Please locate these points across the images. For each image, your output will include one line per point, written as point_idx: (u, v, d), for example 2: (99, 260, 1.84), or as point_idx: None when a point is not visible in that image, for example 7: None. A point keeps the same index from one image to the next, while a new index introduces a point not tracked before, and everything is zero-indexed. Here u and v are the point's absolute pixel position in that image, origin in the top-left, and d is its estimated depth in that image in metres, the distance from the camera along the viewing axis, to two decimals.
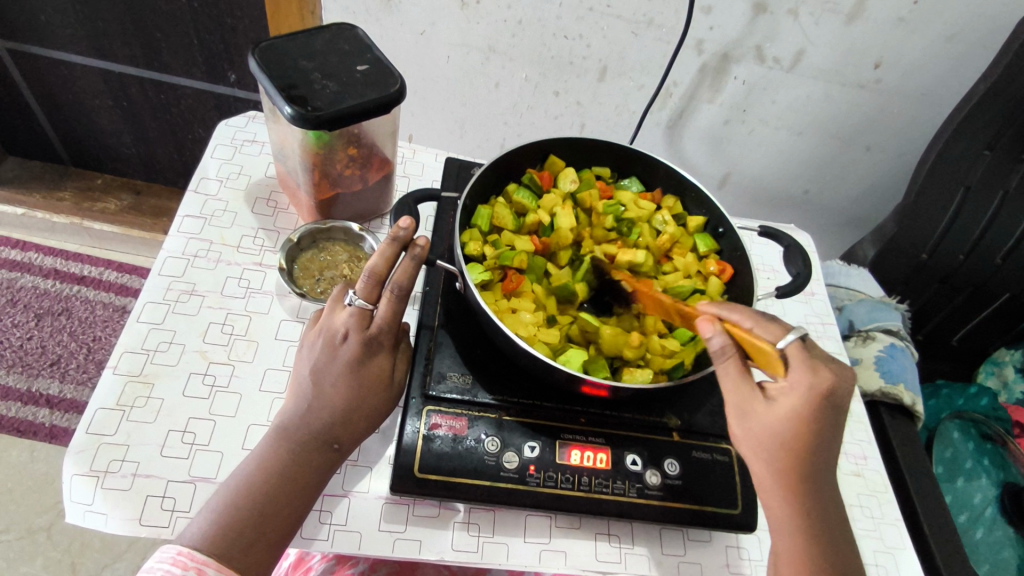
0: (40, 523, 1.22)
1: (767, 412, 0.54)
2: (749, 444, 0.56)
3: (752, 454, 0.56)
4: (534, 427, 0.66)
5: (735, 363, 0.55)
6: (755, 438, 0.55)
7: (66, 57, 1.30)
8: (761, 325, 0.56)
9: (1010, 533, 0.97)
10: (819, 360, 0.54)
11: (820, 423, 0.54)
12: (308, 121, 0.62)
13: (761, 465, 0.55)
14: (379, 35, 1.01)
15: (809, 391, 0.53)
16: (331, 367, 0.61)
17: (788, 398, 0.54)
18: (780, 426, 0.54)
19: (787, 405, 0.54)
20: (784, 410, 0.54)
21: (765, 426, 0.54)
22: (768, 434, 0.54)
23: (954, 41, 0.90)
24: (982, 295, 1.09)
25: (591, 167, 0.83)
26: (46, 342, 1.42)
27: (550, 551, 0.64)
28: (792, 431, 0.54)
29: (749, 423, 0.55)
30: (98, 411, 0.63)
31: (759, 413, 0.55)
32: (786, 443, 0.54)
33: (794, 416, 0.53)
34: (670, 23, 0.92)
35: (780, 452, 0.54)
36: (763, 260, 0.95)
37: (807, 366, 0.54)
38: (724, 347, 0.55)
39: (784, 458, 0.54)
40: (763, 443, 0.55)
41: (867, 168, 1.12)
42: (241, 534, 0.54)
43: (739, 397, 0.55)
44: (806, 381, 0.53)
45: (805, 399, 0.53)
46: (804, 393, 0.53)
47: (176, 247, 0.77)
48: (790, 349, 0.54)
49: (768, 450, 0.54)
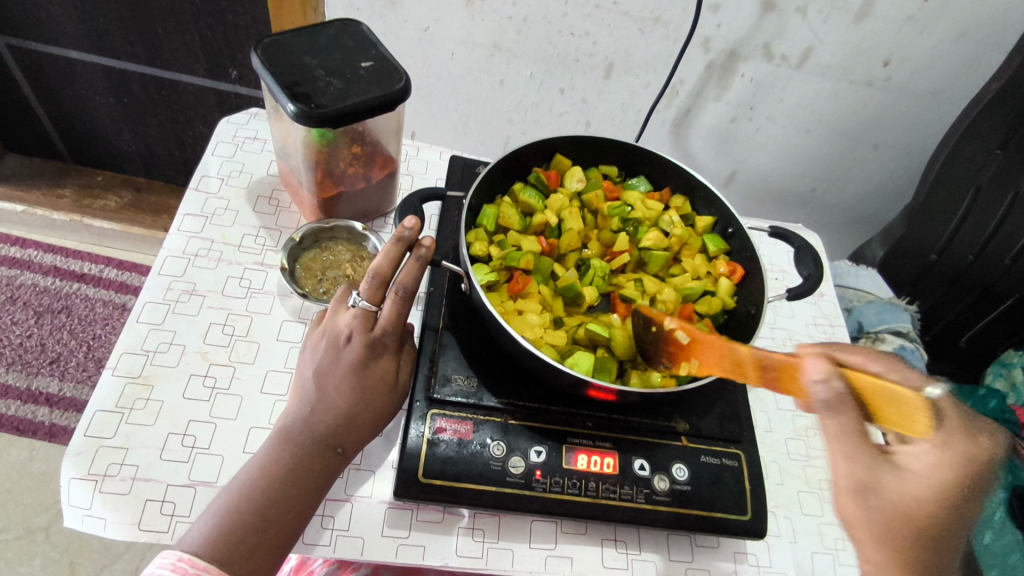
0: (39, 523, 1.21)
1: (900, 483, 0.49)
2: (870, 521, 0.50)
3: (871, 531, 0.50)
4: (540, 431, 0.65)
5: (855, 416, 0.49)
6: (880, 517, 0.49)
7: (65, 53, 1.29)
8: (897, 373, 0.52)
9: (1019, 538, 0.95)
10: (969, 426, 0.50)
11: (964, 499, 0.48)
12: (311, 118, 0.61)
13: (883, 548, 0.50)
14: (382, 31, 1.00)
15: (965, 458, 0.48)
16: (334, 370, 0.60)
17: (926, 469, 0.49)
18: (914, 501, 0.48)
19: (928, 476, 0.48)
20: (924, 483, 0.48)
21: (897, 501, 0.49)
22: (897, 511, 0.48)
23: (966, 39, 0.88)
24: (992, 297, 1.08)
25: (599, 166, 0.82)
26: (45, 340, 1.41)
27: (556, 557, 0.63)
28: (932, 511, 0.48)
29: (874, 497, 0.50)
30: (97, 413, 0.62)
31: (891, 486, 0.49)
32: (913, 525, 0.48)
33: (937, 490, 0.48)
34: (678, 20, 0.91)
35: (902, 531, 0.49)
36: (771, 261, 0.94)
37: (964, 429, 0.49)
38: (839, 395, 0.49)
39: (910, 539, 0.48)
40: (890, 518, 0.49)
41: (875, 168, 1.10)
42: (241, 541, 0.53)
43: (867, 466, 0.49)
44: (960, 446, 0.49)
45: (955, 468, 0.48)
46: (951, 462, 0.48)
47: (177, 246, 0.76)
48: (940, 401, 0.51)
49: (890, 528, 0.49)
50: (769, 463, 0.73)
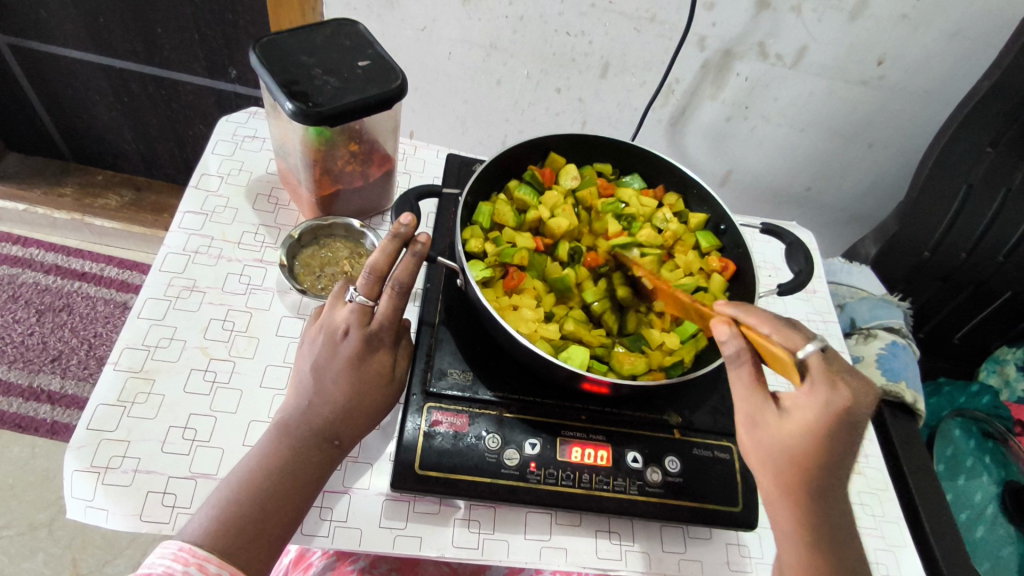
0: (41, 519, 1.23)
1: (778, 424, 0.53)
2: (757, 454, 0.55)
3: (761, 464, 0.55)
4: (535, 424, 0.66)
5: (748, 366, 0.55)
6: (765, 451, 0.54)
7: (66, 53, 1.30)
8: (782, 333, 0.53)
9: (1011, 531, 0.97)
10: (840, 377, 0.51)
11: (835, 441, 0.52)
12: (309, 117, 0.62)
13: (768, 479, 0.55)
14: (380, 31, 1.01)
15: (825, 407, 0.50)
16: (331, 364, 0.61)
17: (800, 412, 0.52)
18: (792, 440, 0.53)
19: (800, 420, 0.52)
20: (797, 425, 0.52)
21: (775, 439, 0.54)
22: (775, 444, 0.54)
23: (958, 37, 0.89)
24: (984, 293, 1.09)
25: (593, 163, 0.83)
26: (47, 339, 1.42)
27: (551, 548, 0.64)
28: (803, 445, 0.52)
29: (759, 432, 0.55)
30: (99, 407, 0.63)
31: (770, 424, 0.54)
32: (794, 457, 0.53)
33: (807, 433, 0.52)
34: (672, 19, 0.92)
35: (788, 466, 0.53)
36: (764, 258, 0.95)
37: (829, 382, 0.51)
38: (739, 351, 0.55)
39: (791, 470, 0.53)
40: (771, 453, 0.54)
41: (869, 165, 1.11)
42: (241, 531, 0.54)
43: (752, 406, 0.55)
44: (823, 397, 0.51)
45: (818, 415, 0.51)
46: (815, 412, 0.51)
47: (177, 243, 0.77)
48: (812, 361, 0.52)
49: (774, 461, 0.54)
50: None
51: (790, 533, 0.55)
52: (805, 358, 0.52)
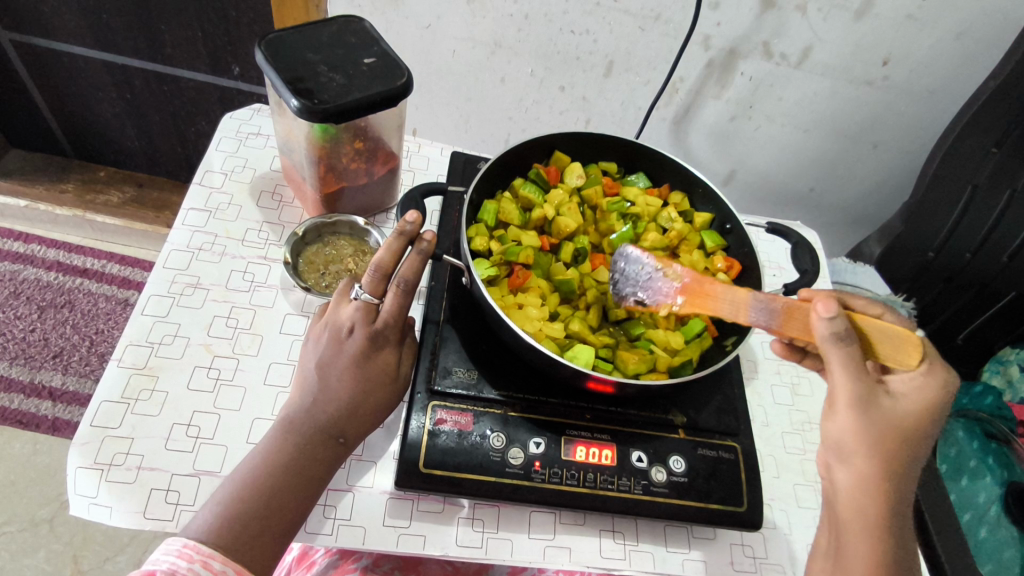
0: (43, 515, 1.22)
1: (896, 403, 0.52)
2: (864, 439, 0.51)
3: (869, 446, 0.52)
4: (539, 423, 0.66)
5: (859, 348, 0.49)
6: (877, 432, 0.51)
7: (69, 49, 1.30)
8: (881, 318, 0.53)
9: (1015, 532, 0.96)
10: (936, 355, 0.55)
11: (940, 417, 0.53)
12: (315, 113, 0.62)
13: (871, 463, 0.52)
14: (384, 28, 1.01)
15: (945, 385, 0.53)
16: (336, 360, 0.61)
17: (915, 391, 0.52)
18: (906, 418, 0.52)
19: (915, 399, 0.52)
20: (913, 404, 0.52)
21: (890, 419, 0.51)
22: (893, 423, 0.51)
23: (964, 38, 0.89)
24: (989, 294, 1.08)
25: (598, 161, 0.83)
26: (49, 335, 1.42)
27: (555, 548, 0.64)
28: (917, 422, 0.52)
29: (878, 413, 0.51)
30: (102, 403, 0.63)
31: (888, 404, 0.51)
32: (906, 435, 0.52)
33: (921, 409, 0.52)
34: (678, 18, 0.92)
35: (897, 446, 0.51)
36: (769, 258, 0.95)
37: (939, 360, 0.54)
38: (848, 331, 0.49)
39: (901, 450, 0.52)
40: (885, 434, 0.51)
41: (873, 166, 1.11)
42: (246, 527, 0.54)
43: (866, 389, 0.50)
44: (934, 373, 0.52)
45: (939, 390, 0.52)
46: (936, 389, 0.52)
47: (181, 240, 0.77)
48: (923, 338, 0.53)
49: (885, 444, 0.51)
50: (765, 457, 0.74)
51: (875, 523, 0.52)
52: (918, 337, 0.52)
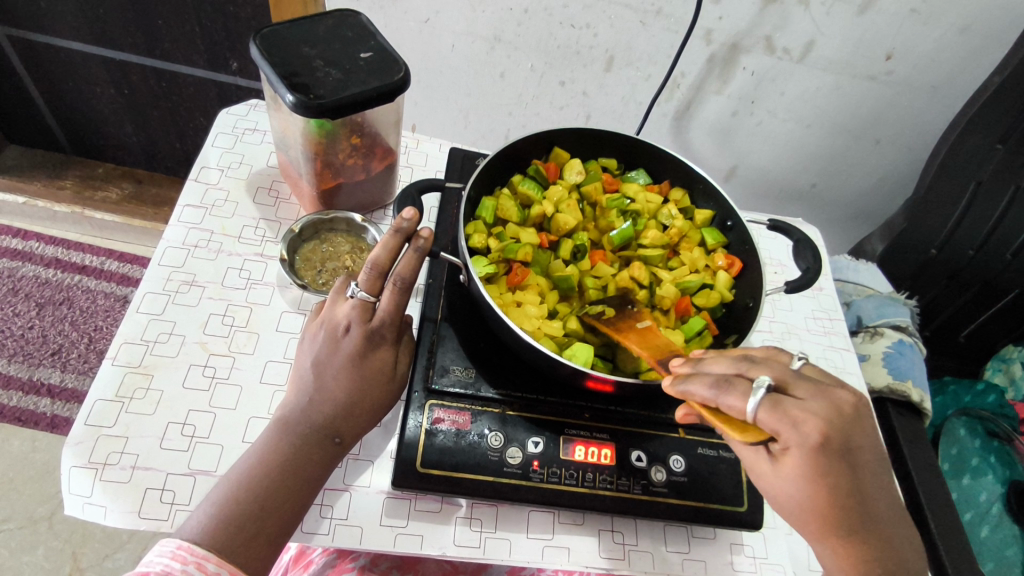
0: (42, 512, 1.22)
1: (774, 474, 0.53)
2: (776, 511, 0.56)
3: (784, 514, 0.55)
4: (537, 422, 0.65)
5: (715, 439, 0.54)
6: (776, 504, 0.55)
7: (66, 44, 1.29)
8: (725, 394, 0.50)
9: (1016, 530, 0.97)
10: (796, 413, 0.49)
11: (830, 474, 0.50)
12: (310, 109, 0.61)
13: (797, 531, 0.54)
14: (382, 23, 1.00)
15: (802, 447, 0.49)
16: (333, 360, 0.60)
17: (785, 460, 0.52)
18: (791, 489, 0.52)
19: (788, 468, 0.52)
20: (786, 473, 0.52)
21: (777, 492, 0.54)
22: (781, 493, 0.53)
23: (968, 32, 0.88)
24: (992, 291, 1.07)
25: (598, 158, 0.82)
26: (47, 332, 1.42)
27: (553, 548, 0.63)
28: (802, 489, 0.52)
29: (764, 486, 0.55)
30: (97, 402, 0.62)
31: (767, 476, 0.54)
32: (805, 506, 0.52)
33: (798, 477, 0.51)
34: (679, 12, 0.91)
35: (805, 516, 0.53)
36: (770, 255, 0.94)
37: (788, 423, 0.49)
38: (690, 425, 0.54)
39: (808, 515, 0.52)
40: (784, 506, 0.54)
41: (876, 162, 1.10)
42: (241, 529, 0.53)
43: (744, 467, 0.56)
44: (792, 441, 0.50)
45: (802, 457, 0.50)
46: (798, 454, 0.50)
47: (176, 237, 0.76)
48: (762, 415, 0.49)
49: (789, 512, 0.54)
50: None
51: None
52: (755, 416, 0.49)
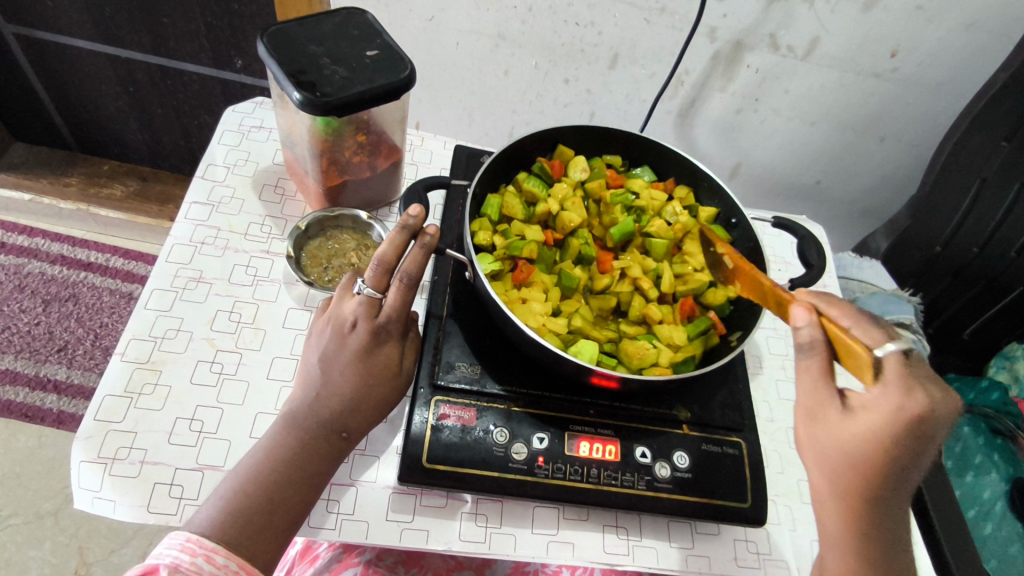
0: (48, 508, 1.23)
1: (840, 425, 0.51)
2: (814, 452, 0.53)
3: (816, 464, 0.53)
4: (542, 418, 0.66)
5: (820, 358, 0.51)
6: (819, 448, 0.52)
7: (71, 42, 1.29)
8: (861, 327, 0.52)
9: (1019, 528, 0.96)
10: (916, 382, 0.49)
11: (902, 446, 0.49)
12: (317, 106, 0.61)
13: (823, 478, 0.53)
14: (387, 21, 1.00)
15: (895, 416, 0.48)
16: (339, 356, 0.60)
17: (867, 416, 0.49)
18: (853, 446, 0.50)
19: (865, 424, 0.49)
20: (862, 429, 0.49)
21: (833, 440, 0.51)
22: (837, 446, 0.51)
23: (974, 29, 0.87)
24: (997, 288, 1.07)
25: (603, 155, 0.82)
26: (53, 329, 1.43)
27: (558, 543, 0.64)
28: (864, 450, 0.50)
29: (819, 431, 0.52)
30: (105, 398, 0.63)
31: (831, 423, 0.51)
32: (852, 462, 0.50)
33: (872, 437, 0.49)
34: (683, 9, 0.90)
35: (843, 471, 0.51)
36: (774, 252, 0.94)
37: (905, 385, 0.48)
38: (813, 340, 0.51)
39: (848, 470, 0.51)
40: (826, 455, 0.52)
41: (880, 159, 1.10)
42: (249, 522, 0.53)
43: (813, 399, 0.52)
44: (896, 401, 0.48)
45: (886, 423, 0.48)
46: (884, 416, 0.48)
47: (183, 234, 0.77)
48: (891, 359, 0.49)
49: (830, 465, 0.52)
50: (770, 452, 0.74)
51: (838, 528, 0.54)
52: (883, 356, 0.50)
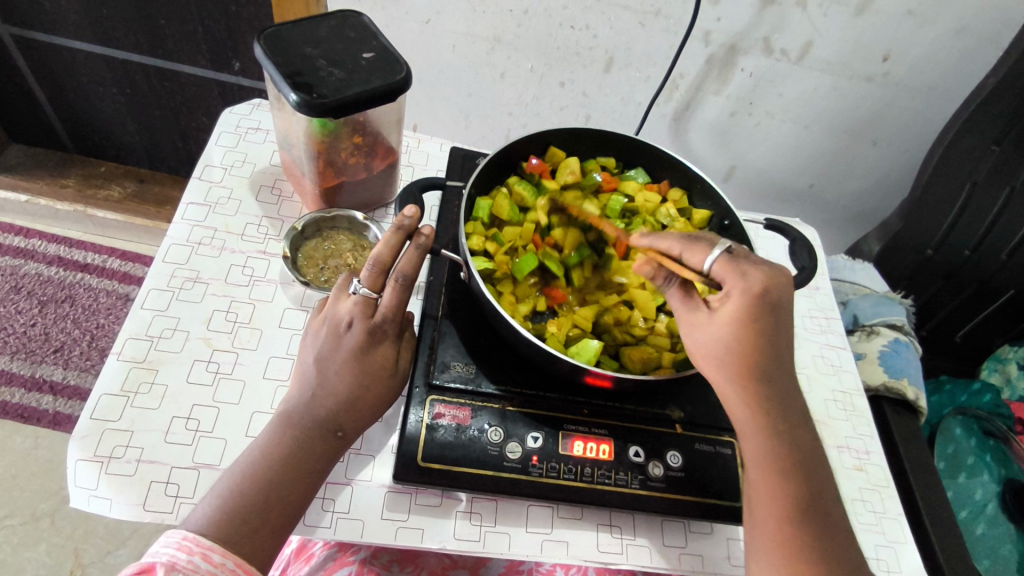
0: (44, 508, 1.23)
1: (711, 324, 0.56)
2: (704, 356, 0.58)
3: (707, 364, 0.58)
4: (538, 418, 0.66)
5: (678, 290, 0.58)
6: (710, 349, 0.57)
7: (69, 44, 1.30)
8: (688, 248, 0.57)
9: (1011, 529, 0.98)
10: (748, 266, 0.55)
11: (760, 320, 0.55)
12: (313, 108, 0.62)
13: (717, 375, 0.57)
14: (384, 23, 1.01)
15: (745, 296, 0.54)
16: (334, 356, 0.61)
17: (725, 310, 0.55)
18: (722, 334, 0.56)
19: (725, 316, 0.55)
20: (725, 321, 0.55)
21: (711, 339, 0.56)
22: (715, 340, 0.56)
23: (964, 34, 0.89)
24: (987, 291, 1.09)
25: (596, 157, 0.83)
26: (49, 330, 1.43)
27: (552, 542, 0.64)
28: (736, 335, 0.55)
29: (699, 337, 0.57)
30: (102, 397, 0.63)
31: (704, 325, 0.57)
32: (731, 349, 0.56)
33: (735, 323, 0.55)
34: (677, 13, 0.91)
35: (730, 358, 0.56)
36: (768, 254, 0.95)
37: (738, 272, 0.55)
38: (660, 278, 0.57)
39: (737, 358, 0.56)
40: (714, 354, 0.56)
41: (872, 162, 1.11)
42: (246, 521, 0.54)
43: (687, 319, 0.58)
44: (740, 287, 0.54)
45: (742, 306, 0.54)
46: (736, 302, 0.54)
47: (181, 234, 0.77)
48: (718, 265, 0.55)
49: (718, 360, 0.56)
50: None
51: (749, 423, 0.57)
52: (711, 265, 0.56)
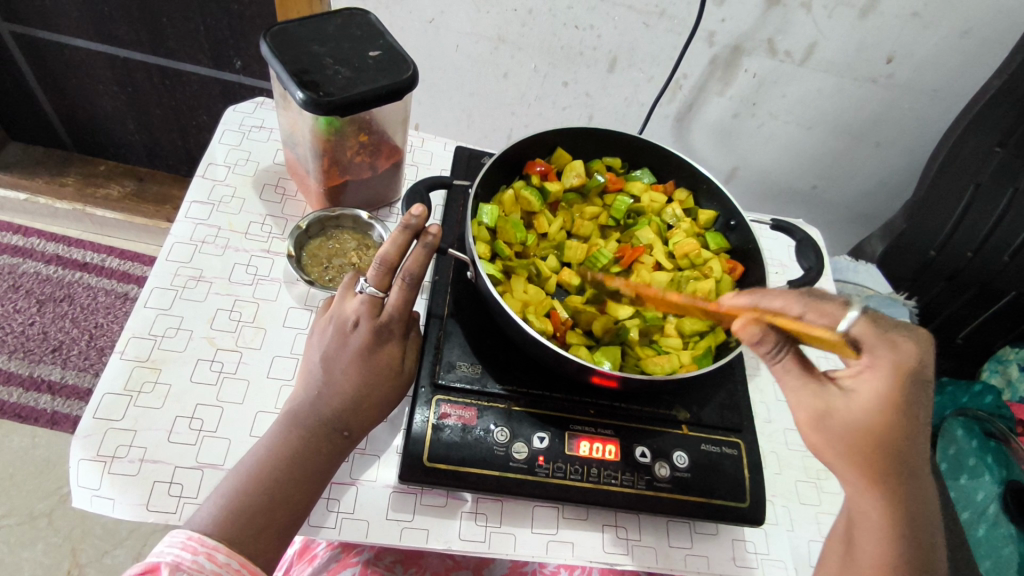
0: (41, 509, 1.22)
1: (848, 407, 0.52)
2: (830, 444, 0.54)
3: (834, 454, 0.54)
4: (543, 418, 0.66)
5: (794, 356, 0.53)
6: (841, 438, 0.53)
7: (69, 41, 1.29)
8: (816, 312, 0.51)
9: (1012, 530, 0.98)
10: (895, 334, 0.51)
11: (908, 402, 0.51)
12: (320, 106, 0.61)
13: (846, 467, 0.54)
14: (388, 22, 1.01)
15: (894, 372, 0.50)
16: (341, 354, 0.61)
17: (865, 386, 0.52)
18: (864, 417, 0.52)
19: (868, 394, 0.51)
20: (866, 400, 0.51)
21: (845, 422, 0.52)
22: (850, 425, 0.52)
23: (968, 36, 0.89)
24: (989, 294, 1.08)
25: (602, 157, 0.83)
26: (47, 329, 1.42)
27: (557, 542, 0.64)
28: (877, 420, 0.51)
29: (829, 421, 0.53)
30: (105, 396, 0.63)
31: (837, 408, 0.53)
32: (867, 438, 0.52)
33: (878, 403, 0.51)
34: (682, 14, 0.91)
35: (864, 448, 0.52)
36: (772, 255, 0.95)
37: (885, 342, 0.51)
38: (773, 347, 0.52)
39: (870, 447, 0.52)
40: (844, 440, 0.53)
41: (875, 164, 1.11)
42: (252, 520, 0.53)
43: (810, 399, 0.54)
44: (888, 360, 0.50)
45: (887, 384, 0.50)
46: (882, 379, 0.51)
47: (184, 233, 0.77)
48: (858, 329, 0.51)
49: (849, 449, 0.53)
50: (766, 453, 0.75)
51: (878, 523, 0.54)
52: (848, 330, 0.51)
